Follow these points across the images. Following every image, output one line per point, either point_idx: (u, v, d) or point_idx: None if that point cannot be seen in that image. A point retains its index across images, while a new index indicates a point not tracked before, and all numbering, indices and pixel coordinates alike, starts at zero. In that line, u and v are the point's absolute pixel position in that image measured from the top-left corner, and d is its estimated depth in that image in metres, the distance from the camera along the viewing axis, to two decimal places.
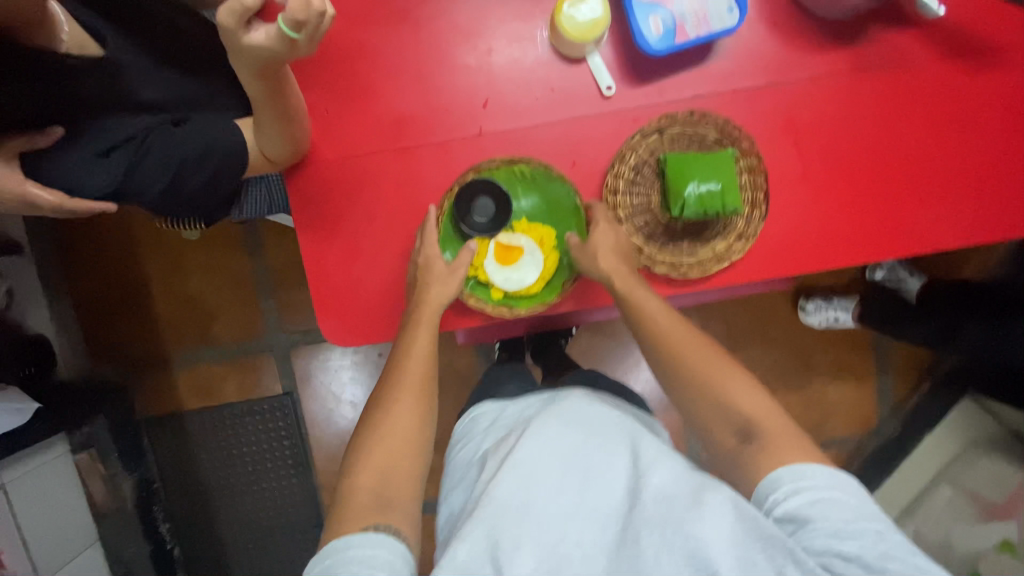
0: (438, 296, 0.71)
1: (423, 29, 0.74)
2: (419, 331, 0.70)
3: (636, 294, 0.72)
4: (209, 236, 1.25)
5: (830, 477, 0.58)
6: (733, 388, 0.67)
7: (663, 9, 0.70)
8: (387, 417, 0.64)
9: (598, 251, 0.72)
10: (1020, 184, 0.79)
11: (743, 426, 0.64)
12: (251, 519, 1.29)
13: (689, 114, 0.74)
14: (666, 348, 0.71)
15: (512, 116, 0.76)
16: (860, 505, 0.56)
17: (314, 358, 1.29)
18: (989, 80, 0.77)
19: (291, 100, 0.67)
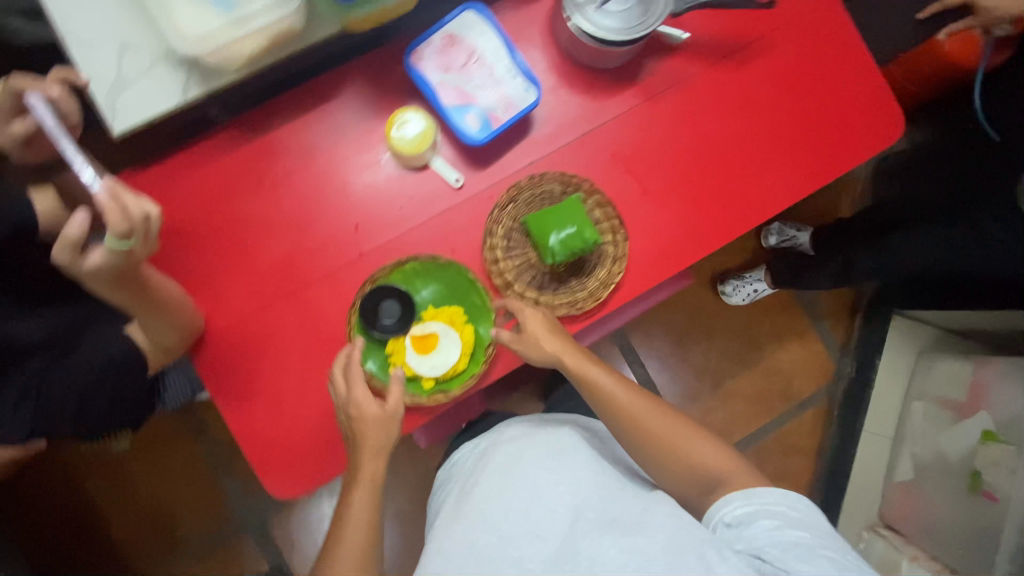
0: (376, 436, 0.71)
1: (280, 188, 0.82)
2: (364, 464, 0.71)
3: (585, 370, 0.76)
4: (148, 438, 1.22)
5: (782, 495, 0.66)
6: (695, 447, 0.72)
7: (474, 106, 0.81)
8: (343, 538, 0.68)
9: (539, 338, 0.76)
10: (819, 136, 0.92)
11: (703, 478, 0.71)
12: None
13: (531, 178, 0.85)
14: (626, 420, 0.74)
15: (382, 231, 0.83)
16: (801, 514, 0.65)
17: (291, 520, 1.23)
18: (756, 68, 0.92)
19: (165, 294, 0.70)
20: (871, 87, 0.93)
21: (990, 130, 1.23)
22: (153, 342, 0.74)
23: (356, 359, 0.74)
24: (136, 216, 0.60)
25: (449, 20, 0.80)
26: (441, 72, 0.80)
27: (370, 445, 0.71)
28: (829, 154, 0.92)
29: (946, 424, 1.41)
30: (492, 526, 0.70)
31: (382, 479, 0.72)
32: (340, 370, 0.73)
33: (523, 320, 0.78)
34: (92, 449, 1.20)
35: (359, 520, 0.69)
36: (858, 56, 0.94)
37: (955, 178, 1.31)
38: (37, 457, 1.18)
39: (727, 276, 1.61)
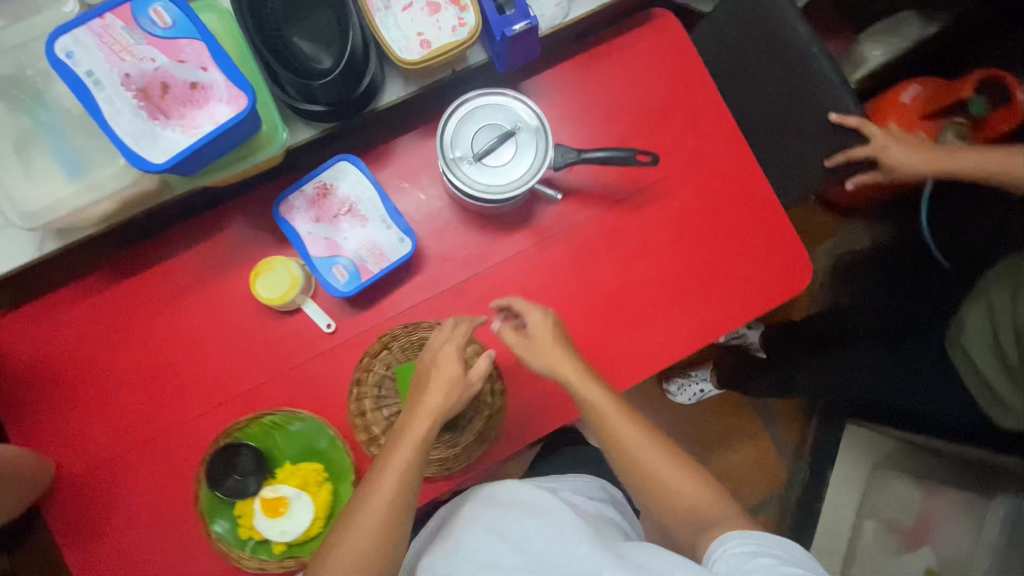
0: (440, 394, 0.70)
1: (144, 328, 0.80)
2: (416, 420, 0.69)
3: (576, 385, 0.73)
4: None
5: (773, 538, 0.61)
6: (683, 484, 0.68)
7: (343, 257, 0.79)
8: (360, 514, 0.64)
9: (541, 342, 0.75)
10: (716, 283, 0.89)
11: (693, 516, 0.66)
12: None
13: (406, 326, 0.81)
14: (622, 449, 0.70)
15: (246, 376, 0.80)
16: (791, 554, 0.59)
17: None
18: (654, 213, 0.90)
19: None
20: (774, 236, 0.91)
21: (937, 252, 1.02)
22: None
23: (466, 327, 0.75)
24: None
25: (322, 168, 0.79)
26: (311, 223, 0.79)
27: (434, 407, 0.70)
28: (726, 303, 0.89)
29: (894, 548, 1.35)
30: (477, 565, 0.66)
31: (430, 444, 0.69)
32: (452, 324, 0.76)
33: (530, 323, 0.77)
34: None
35: (384, 491, 0.65)
36: (764, 201, 0.91)
37: (897, 292, 1.15)
38: None
39: (673, 374, 1.55)
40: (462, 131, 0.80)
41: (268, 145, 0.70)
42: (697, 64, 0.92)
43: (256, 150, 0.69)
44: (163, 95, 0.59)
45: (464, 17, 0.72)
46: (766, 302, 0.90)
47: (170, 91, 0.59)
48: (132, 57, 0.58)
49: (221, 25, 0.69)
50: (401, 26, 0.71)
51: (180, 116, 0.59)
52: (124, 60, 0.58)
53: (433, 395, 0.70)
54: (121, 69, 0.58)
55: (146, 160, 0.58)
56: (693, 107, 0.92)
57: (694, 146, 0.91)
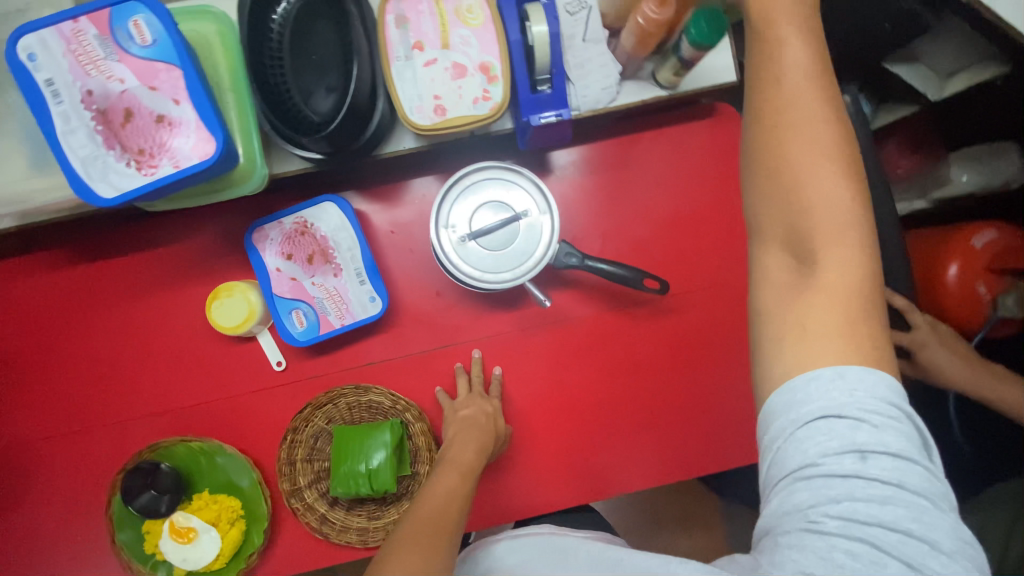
0: (477, 430, 0.71)
1: (97, 317, 0.77)
2: (463, 447, 0.68)
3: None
4: None
5: (831, 376, 0.42)
6: (818, 177, 0.45)
7: (306, 303, 0.74)
8: (415, 521, 0.55)
9: None
10: (700, 419, 0.82)
11: (807, 234, 0.45)
12: None
13: (356, 387, 0.77)
14: (765, 94, 0.47)
15: (188, 392, 0.78)
16: (872, 425, 0.41)
17: None
18: (653, 328, 0.82)
19: None
20: None
21: None
22: None
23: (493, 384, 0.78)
24: None
25: (303, 205, 0.73)
26: (281, 259, 0.73)
27: (476, 447, 0.69)
28: (706, 442, 0.81)
29: None
30: None
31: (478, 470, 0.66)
32: (469, 376, 0.78)
33: None
34: None
35: (451, 493, 0.61)
36: None
37: None
38: None
39: None
40: (463, 204, 0.73)
41: (248, 179, 0.63)
42: None
43: (233, 185, 0.62)
44: (123, 124, 0.53)
45: (490, 90, 0.63)
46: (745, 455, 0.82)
47: (131, 120, 0.54)
48: (97, 74, 0.53)
49: (218, 40, 0.61)
50: (418, 85, 0.63)
51: (137, 151, 0.54)
52: (89, 76, 0.53)
53: (472, 435, 0.70)
54: (84, 84, 0.53)
55: (94, 193, 0.53)
56: (730, 223, 0.82)
57: (718, 268, 0.82)
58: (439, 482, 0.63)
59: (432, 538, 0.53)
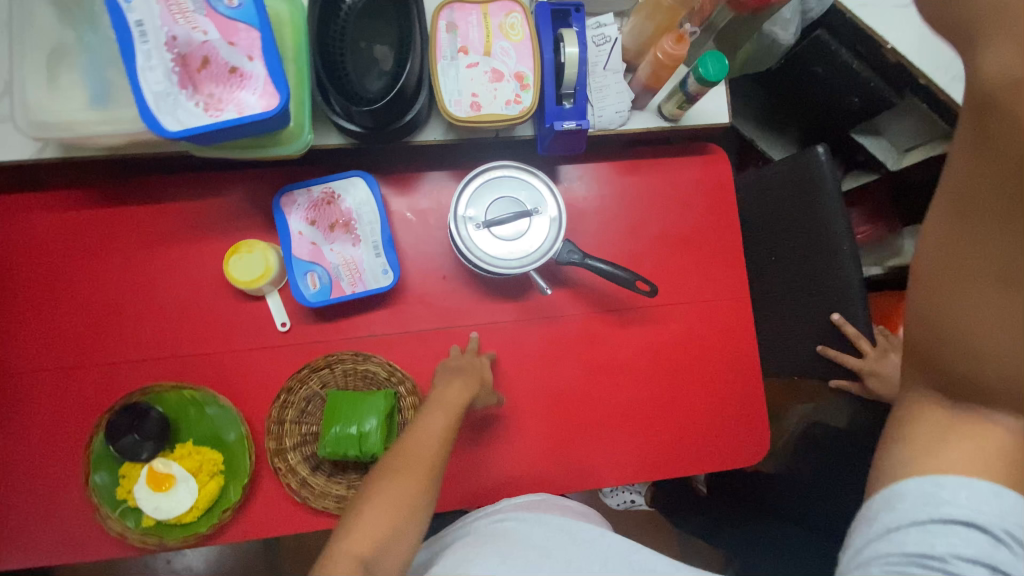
0: (464, 380, 0.75)
1: (111, 260, 0.79)
2: (451, 390, 0.73)
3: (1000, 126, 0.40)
4: None
5: (989, 491, 0.46)
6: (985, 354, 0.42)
7: (321, 267, 0.78)
8: (386, 471, 0.63)
9: None
10: (671, 423, 0.88)
11: (974, 395, 0.45)
12: None
13: (356, 355, 0.80)
14: (958, 255, 0.42)
15: (189, 343, 0.79)
16: (1007, 547, 0.46)
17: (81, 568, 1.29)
18: (638, 334, 0.88)
19: None
20: (741, 401, 0.90)
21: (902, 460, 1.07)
22: None
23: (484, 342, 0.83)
24: None
25: (335, 178, 0.78)
26: (304, 224, 0.78)
27: (456, 395, 0.73)
28: (674, 446, 0.87)
29: None
30: None
31: (461, 410, 0.71)
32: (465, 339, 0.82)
33: None
34: None
35: (434, 431, 0.68)
36: (744, 362, 0.91)
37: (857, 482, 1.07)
38: None
39: None
40: (482, 195, 0.80)
41: (292, 141, 0.69)
42: (731, 210, 0.92)
43: (277, 144, 0.68)
44: (201, 69, 0.60)
45: (522, 96, 0.72)
46: (709, 464, 0.88)
47: (207, 67, 0.60)
48: (184, 23, 0.59)
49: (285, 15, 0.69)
50: (458, 82, 0.72)
51: (207, 95, 0.60)
52: (176, 23, 0.59)
53: (457, 383, 0.74)
54: (170, 30, 0.59)
55: (159, 123, 0.58)
56: (713, 248, 0.91)
57: (701, 286, 0.91)
58: (424, 423, 0.69)
59: (406, 488, 0.61)
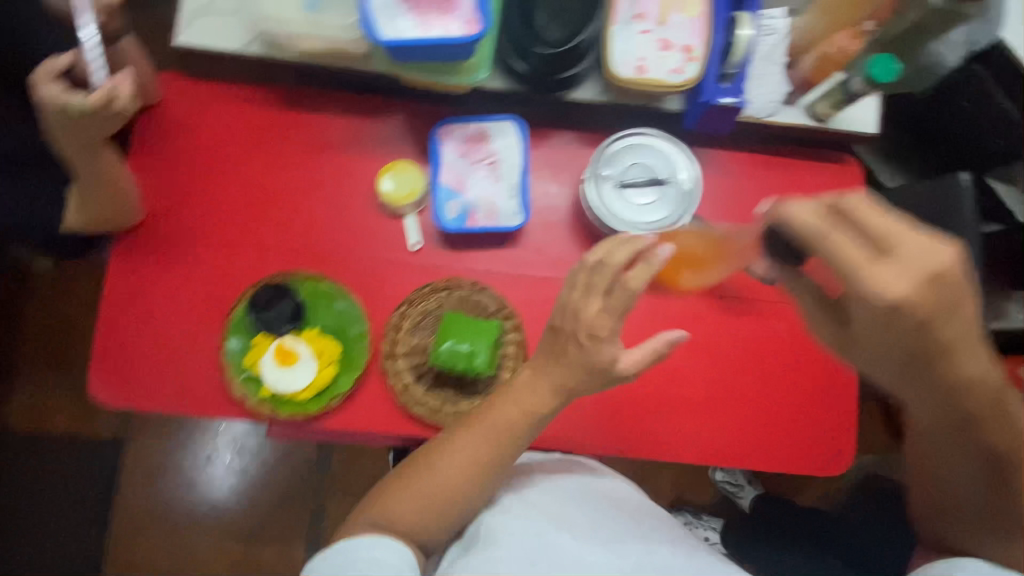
0: (574, 361, 0.69)
1: (279, 157, 0.88)
2: (551, 373, 0.71)
3: (976, 361, 0.52)
4: (89, 279, 1.50)
5: None
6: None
7: (462, 196, 0.84)
8: (448, 443, 0.73)
9: (894, 270, 0.47)
10: (757, 417, 0.88)
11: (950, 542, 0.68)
12: (63, 546, 1.44)
13: (473, 284, 0.87)
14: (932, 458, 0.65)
15: (329, 244, 0.87)
16: None
17: (177, 442, 1.49)
18: (742, 324, 0.89)
19: (119, 177, 0.75)
20: (829, 411, 0.90)
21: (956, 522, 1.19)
22: (83, 215, 0.78)
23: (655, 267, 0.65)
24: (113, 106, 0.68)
25: (490, 119, 0.85)
26: (455, 154, 0.84)
27: (554, 382, 0.71)
28: (755, 440, 0.88)
29: None
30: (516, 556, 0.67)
31: (548, 400, 0.71)
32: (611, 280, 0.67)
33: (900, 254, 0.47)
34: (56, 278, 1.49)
35: (508, 411, 0.72)
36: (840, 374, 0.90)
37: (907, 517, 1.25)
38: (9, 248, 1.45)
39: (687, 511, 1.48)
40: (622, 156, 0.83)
41: (467, 73, 0.76)
42: None
43: (453, 74, 0.76)
44: None
45: (686, 66, 0.76)
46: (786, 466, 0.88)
47: None
48: None
49: None
50: (628, 44, 0.76)
51: (422, 14, 0.67)
52: None
53: (563, 366, 0.70)
54: None
55: (379, 32, 0.66)
56: None
57: None
58: (507, 400, 0.72)
59: (456, 469, 0.71)
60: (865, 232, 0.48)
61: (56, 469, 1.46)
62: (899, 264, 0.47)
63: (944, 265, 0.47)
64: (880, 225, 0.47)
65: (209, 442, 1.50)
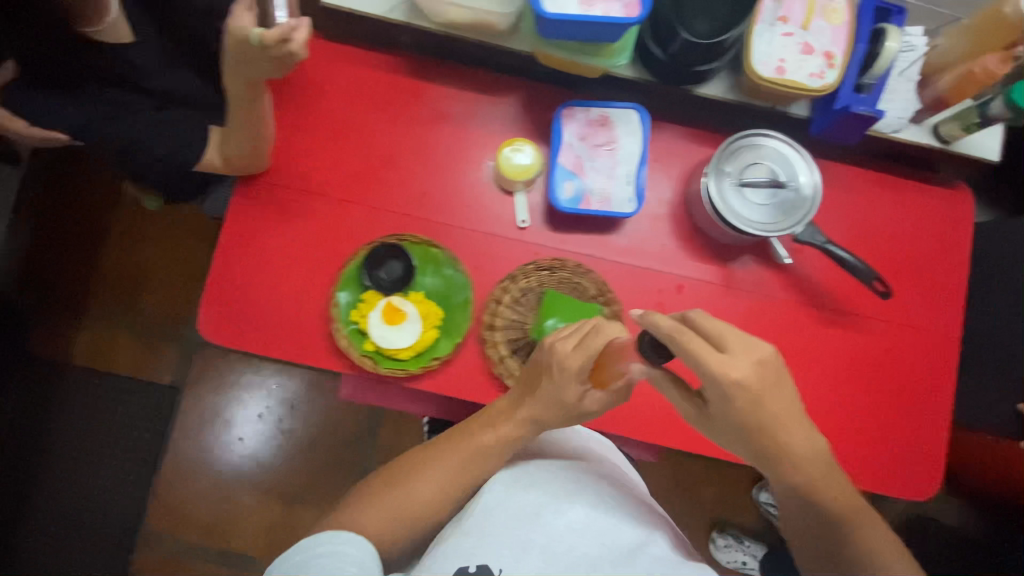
0: (549, 393, 0.75)
1: (400, 124, 0.90)
2: (524, 407, 0.77)
3: (789, 432, 0.66)
4: (174, 222, 1.53)
5: None
6: (886, 554, 0.72)
7: (578, 180, 0.85)
8: (427, 464, 0.77)
9: (734, 357, 0.61)
10: (842, 431, 0.88)
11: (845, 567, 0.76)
12: (105, 484, 1.44)
13: (577, 266, 0.87)
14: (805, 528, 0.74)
15: (439, 213, 0.89)
16: None
17: (230, 395, 1.51)
18: (837, 337, 0.89)
19: (262, 122, 0.77)
20: (913, 435, 0.90)
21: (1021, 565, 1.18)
22: (220, 150, 0.80)
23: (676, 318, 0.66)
24: (284, 47, 0.65)
25: (615, 106, 0.85)
26: (575, 138, 0.85)
27: (524, 414, 0.77)
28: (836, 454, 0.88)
29: None
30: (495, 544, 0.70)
31: (523, 429, 0.77)
32: (580, 333, 0.74)
33: (734, 345, 0.62)
34: (142, 217, 1.53)
35: (493, 435, 0.77)
36: (926, 399, 0.90)
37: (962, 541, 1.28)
38: (107, 183, 1.51)
39: (727, 528, 1.48)
40: (742, 157, 0.83)
41: (606, 57, 0.79)
42: (958, 250, 0.92)
43: (594, 55, 0.78)
44: None
45: (826, 73, 0.77)
46: (864, 480, 0.88)
47: None
48: None
49: None
50: (770, 46, 0.78)
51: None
52: None
53: (548, 395, 0.75)
54: None
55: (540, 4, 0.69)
56: (932, 278, 0.91)
57: (910, 312, 0.91)
58: (489, 427, 0.78)
59: (434, 485, 0.76)
60: (704, 333, 0.61)
61: (114, 409, 1.46)
62: (733, 354, 0.61)
63: (767, 354, 0.62)
64: (715, 330, 0.62)
65: (263, 399, 1.51)
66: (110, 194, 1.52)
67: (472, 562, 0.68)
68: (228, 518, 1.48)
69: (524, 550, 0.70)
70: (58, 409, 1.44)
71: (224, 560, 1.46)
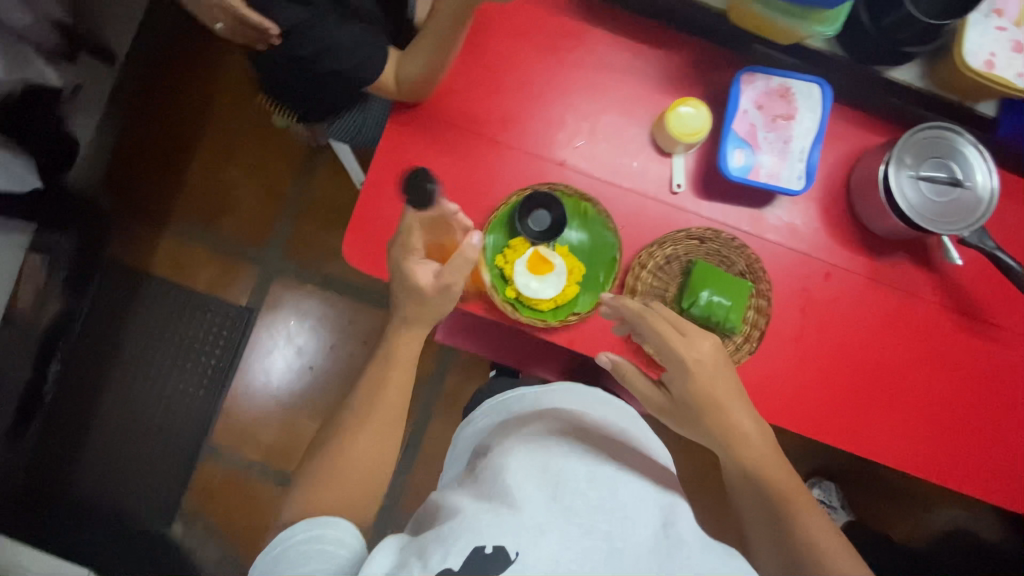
0: (416, 303, 0.72)
1: (564, 67, 0.87)
2: (408, 328, 0.74)
3: (734, 414, 0.69)
4: (261, 141, 1.49)
5: None
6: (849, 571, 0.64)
7: (748, 151, 0.83)
8: (360, 420, 0.72)
9: (694, 342, 0.70)
10: (964, 440, 0.88)
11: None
12: (165, 396, 1.42)
13: (730, 239, 0.85)
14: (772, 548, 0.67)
15: (593, 166, 0.87)
16: None
17: (300, 325, 1.49)
18: (975, 345, 0.88)
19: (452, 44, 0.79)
20: None
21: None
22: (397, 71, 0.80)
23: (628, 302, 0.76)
24: None
25: (798, 77, 0.82)
26: (752, 105, 0.82)
27: (403, 321, 0.73)
28: (955, 461, 0.88)
29: None
30: (507, 522, 0.61)
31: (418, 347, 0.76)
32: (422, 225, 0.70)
33: (693, 333, 0.71)
34: (229, 132, 1.48)
35: (402, 367, 0.74)
36: None
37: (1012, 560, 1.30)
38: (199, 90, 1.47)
39: None
40: (918, 149, 0.81)
41: (815, 22, 0.75)
42: None
43: (804, 19, 0.74)
44: None
45: None
46: (980, 489, 0.88)
47: None
48: None
49: None
50: (983, 38, 0.76)
51: None
52: None
53: (411, 302, 0.72)
54: None
55: None
56: None
57: None
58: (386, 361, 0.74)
59: (366, 439, 0.71)
60: (665, 317, 0.72)
61: (182, 322, 1.44)
62: (697, 338, 0.70)
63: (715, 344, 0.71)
64: (674, 319, 0.72)
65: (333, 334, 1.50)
66: (201, 103, 1.48)
67: (489, 542, 0.59)
68: (289, 443, 1.46)
69: (540, 532, 0.61)
70: (128, 314, 1.42)
71: (282, 485, 1.44)
